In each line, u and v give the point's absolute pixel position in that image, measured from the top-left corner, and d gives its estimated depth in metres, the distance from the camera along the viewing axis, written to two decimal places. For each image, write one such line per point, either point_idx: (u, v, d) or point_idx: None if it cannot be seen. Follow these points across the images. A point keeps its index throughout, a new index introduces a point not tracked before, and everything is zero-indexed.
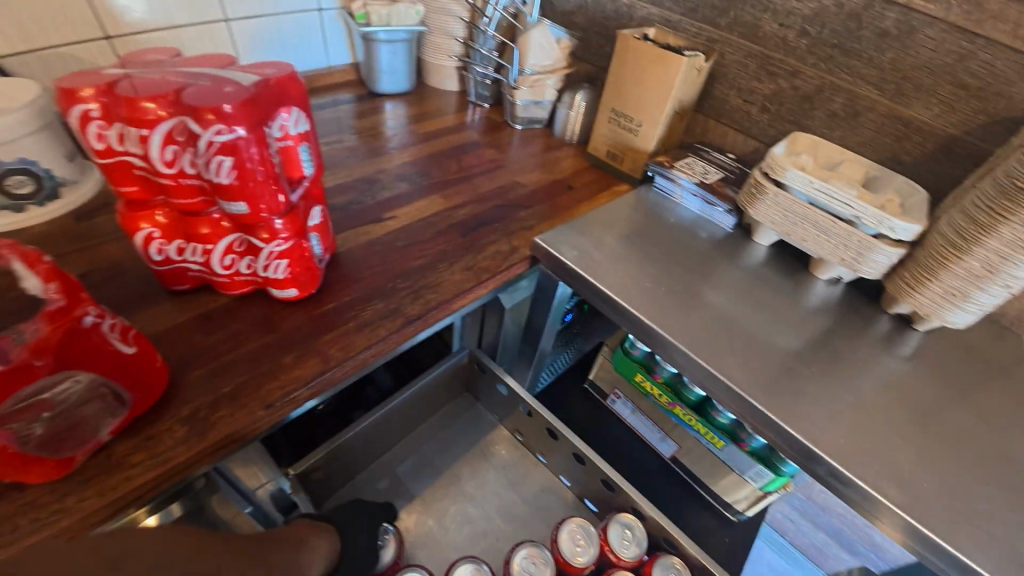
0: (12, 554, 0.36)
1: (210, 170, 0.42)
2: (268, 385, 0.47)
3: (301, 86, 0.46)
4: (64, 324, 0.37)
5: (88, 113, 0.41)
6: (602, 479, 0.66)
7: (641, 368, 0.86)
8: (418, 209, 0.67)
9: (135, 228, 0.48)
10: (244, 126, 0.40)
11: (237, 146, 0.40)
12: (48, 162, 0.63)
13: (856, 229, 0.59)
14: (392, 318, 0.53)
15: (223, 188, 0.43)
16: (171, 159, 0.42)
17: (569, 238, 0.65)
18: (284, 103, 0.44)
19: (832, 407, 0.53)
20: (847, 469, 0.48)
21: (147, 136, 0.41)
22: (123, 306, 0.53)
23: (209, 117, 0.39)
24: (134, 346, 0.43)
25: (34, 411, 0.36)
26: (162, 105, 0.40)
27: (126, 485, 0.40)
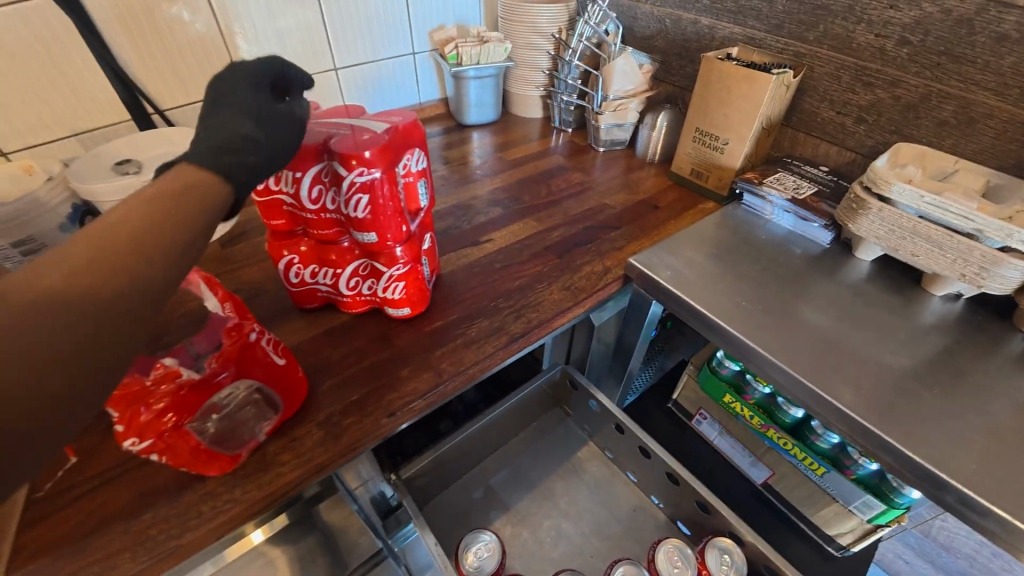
0: (196, 535, 0.43)
1: (348, 206, 0.47)
2: (389, 396, 0.51)
3: (421, 129, 0.51)
4: (238, 338, 0.44)
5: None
6: (697, 500, 0.65)
7: (730, 389, 0.84)
8: (512, 231, 0.72)
9: (279, 255, 0.55)
10: (379, 168, 0.45)
11: (372, 185, 0.45)
12: None
13: (979, 243, 0.55)
14: (498, 335, 0.56)
15: (357, 221, 0.48)
16: (315, 196, 0.48)
17: (662, 258, 0.67)
18: (409, 146, 0.49)
19: (958, 432, 0.49)
20: (980, 497, 0.44)
21: (298, 177, 0.47)
22: (266, 322, 0.60)
23: (350, 163, 0.44)
24: (284, 359, 0.49)
25: (208, 412, 0.44)
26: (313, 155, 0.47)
27: (278, 480, 0.45)
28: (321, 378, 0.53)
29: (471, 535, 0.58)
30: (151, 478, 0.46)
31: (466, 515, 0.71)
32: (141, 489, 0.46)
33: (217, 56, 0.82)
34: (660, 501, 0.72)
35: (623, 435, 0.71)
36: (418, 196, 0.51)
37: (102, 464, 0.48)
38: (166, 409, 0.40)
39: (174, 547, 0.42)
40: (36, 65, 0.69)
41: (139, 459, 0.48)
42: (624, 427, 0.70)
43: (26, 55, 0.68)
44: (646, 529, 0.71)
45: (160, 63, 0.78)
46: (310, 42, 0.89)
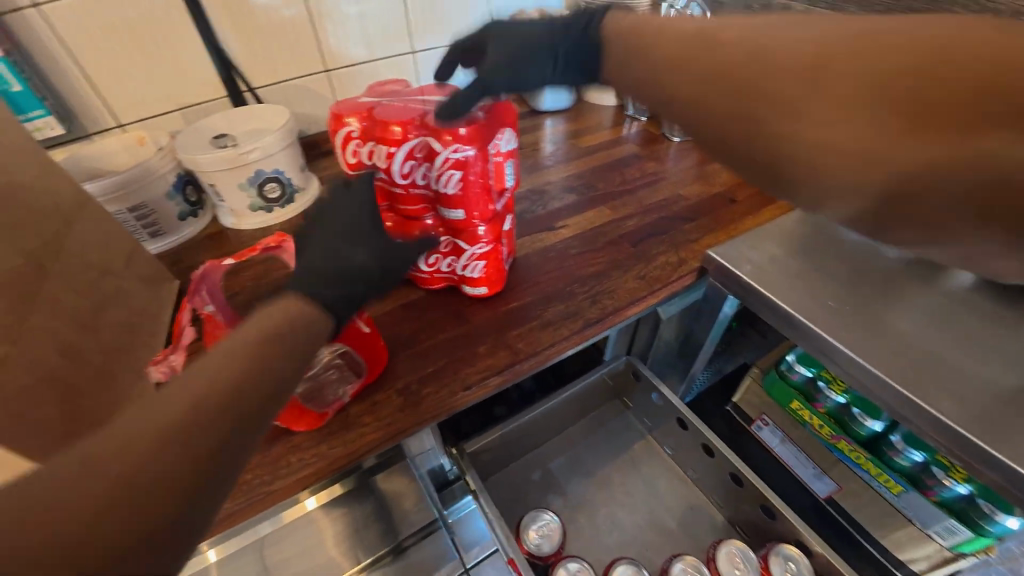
0: (288, 483, 0.45)
1: (440, 182, 0.49)
2: (466, 370, 0.52)
3: (512, 112, 0.52)
4: None
5: (350, 134, 0.50)
6: (761, 505, 0.63)
7: (799, 395, 0.80)
8: (586, 220, 0.73)
9: None
10: (473, 146, 0.46)
11: (467, 162, 0.47)
12: (290, 172, 0.78)
13: None
14: (573, 320, 0.57)
15: (447, 197, 0.49)
16: (406, 173, 0.50)
17: (743, 251, 0.65)
18: (500, 125, 0.50)
19: None
20: None
21: (392, 152, 0.48)
22: None
23: (447, 139, 0.46)
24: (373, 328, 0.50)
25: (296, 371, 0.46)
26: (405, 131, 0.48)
27: (361, 440, 0.48)
28: (400, 348, 0.55)
29: (532, 514, 0.62)
30: None
31: (523, 494, 0.73)
32: None
33: (307, 38, 0.85)
34: (719, 502, 0.70)
35: (687, 431, 0.70)
36: (505, 176, 0.52)
37: None
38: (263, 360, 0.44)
39: (267, 492, 0.45)
40: (147, 41, 0.75)
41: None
42: (686, 423, 0.69)
43: (142, 34, 0.74)
44: (703, 528, 0.70)
45: (255, 42, 0.82)
46: (392, 25, 0.91)
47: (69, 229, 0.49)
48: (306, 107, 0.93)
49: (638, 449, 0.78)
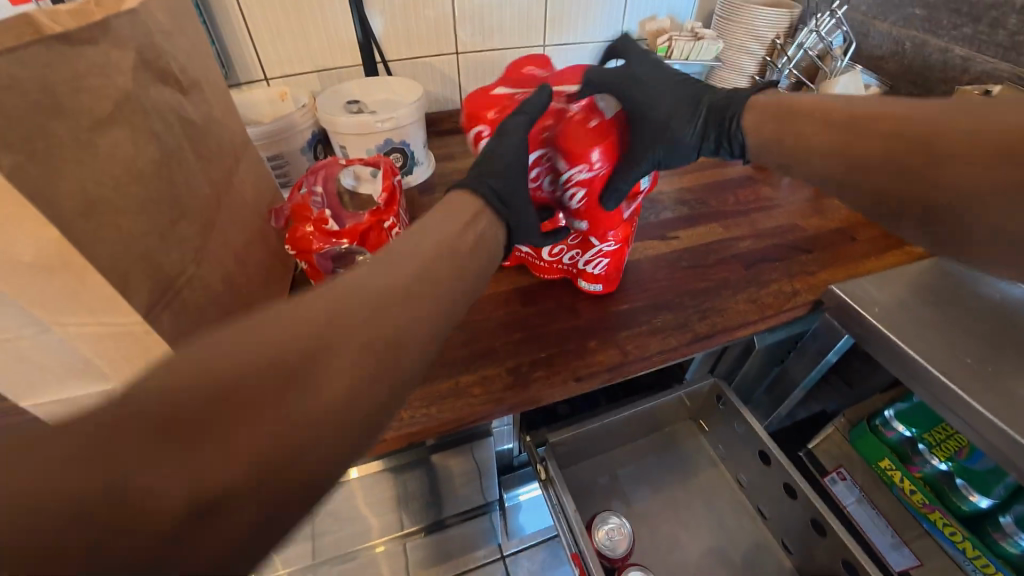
0: (397, 436, 0.47)
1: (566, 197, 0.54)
2: (576, 361, 0.53)
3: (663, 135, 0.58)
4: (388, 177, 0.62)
5: (481, 131, 0.55)
6: (843, 560, 0.59)
7: (892, 454, 0.75)
8: (696, 234, 0.73)
9: None
10: (598, 163, 0.50)
11: (591, 179, 0.51)
12: (415, 146, 0.81)
13: None
14: (682, 331, 0.57)
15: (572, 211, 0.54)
16: (534, 177, 0.55)
17: (870, 291, 0.62)
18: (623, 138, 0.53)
19: None
20: None
21: None
22: None
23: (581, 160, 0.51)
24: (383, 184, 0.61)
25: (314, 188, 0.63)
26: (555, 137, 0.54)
27: (468, 408, 0.49)
28: (510, 330, 0.57)
29: (603, 515, 0.63)
30: None
31: (586, 496, 0.73)
32: None
33: (444, 20, 0.88)
34: (790, 547, 0.67)
35: (768, 466, 0.67)
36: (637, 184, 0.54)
37: None
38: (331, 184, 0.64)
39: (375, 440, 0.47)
40: (305, 4, 0.80)
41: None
42: (769, 458, 0.66)
43: None
44: (767, 569, 0.68)
45: (396, 18, 0.86)
46: (526, 17, 0.92)
47: (237, 165, 0.54)
48: (430, 84, 0.96)
49: (709, 475, 0.76)
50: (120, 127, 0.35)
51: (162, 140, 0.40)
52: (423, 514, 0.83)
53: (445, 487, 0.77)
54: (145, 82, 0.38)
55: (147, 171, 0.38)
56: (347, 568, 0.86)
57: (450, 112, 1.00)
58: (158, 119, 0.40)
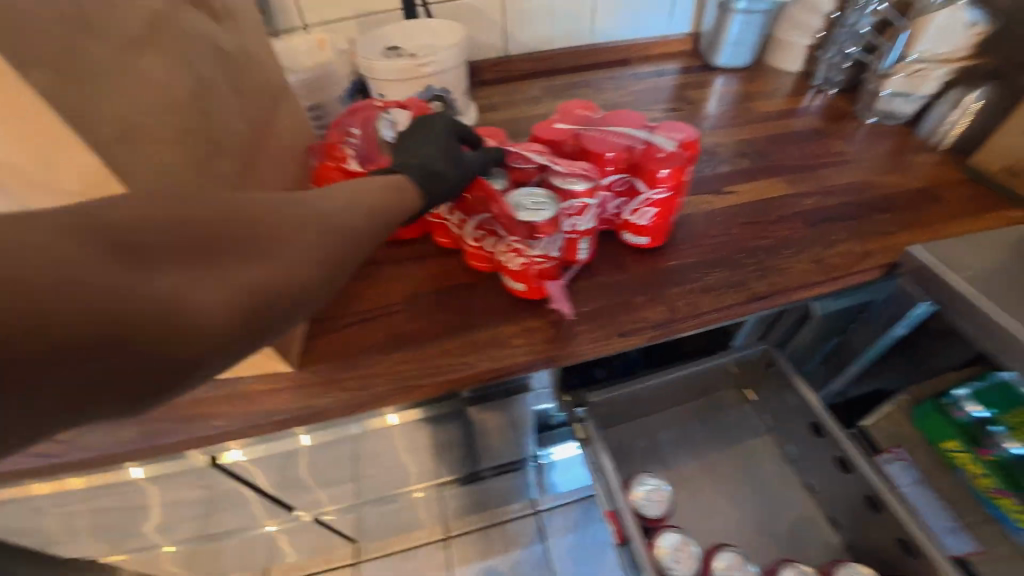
0: (438, 384, 0.48)
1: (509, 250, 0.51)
2: (624, 317, 0.51)
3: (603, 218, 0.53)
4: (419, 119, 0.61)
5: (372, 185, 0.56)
6: (900, 540, 0.55)
7: (961, 436, 0.68)
8: (757, 189, 0.67)
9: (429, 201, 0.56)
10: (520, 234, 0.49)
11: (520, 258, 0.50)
12: (456, 93, 0.77)
13: None
14: (737, 290, 0.54)
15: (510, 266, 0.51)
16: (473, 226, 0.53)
17: (958, 254, 0.55)
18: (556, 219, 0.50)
19: None
20: None
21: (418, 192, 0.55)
22: None
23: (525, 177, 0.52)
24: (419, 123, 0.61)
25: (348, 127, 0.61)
26: (568, 145, 0.54)
27: (508, 359, 0.49)
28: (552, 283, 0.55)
29: (640, 475, 0.62)
30: (398, 324, 0.52)
31: (623, 458, 0.72)
32: (390, 331, 0.52)
33: None
34: (840, 524, 0.64)
35: (820, 438, 0.63)
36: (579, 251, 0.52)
37: (360, 304, 0.55)
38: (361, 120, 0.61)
39: (419, 386, 0.48)
40: None
41: (389, 308, 0.54)
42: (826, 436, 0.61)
43: None
44: (813, 543, 0.65)
45: None
46: None
47: (274, 108, 0.52)
48: (473, 30, 0.91)
49: (755, 446, 0.73)
50: (153, 52, 0.34)
51: (197, 70, 0.39)
52: (461, 466, 0.84)
53: (481, 440, 0.78)
54: (176, 5, 0.37)
55: (183, 102, 0.37)
56: (385, 508, 0.90)
57: (493, 61, 0.95)
58: (194, 47, 0.39)
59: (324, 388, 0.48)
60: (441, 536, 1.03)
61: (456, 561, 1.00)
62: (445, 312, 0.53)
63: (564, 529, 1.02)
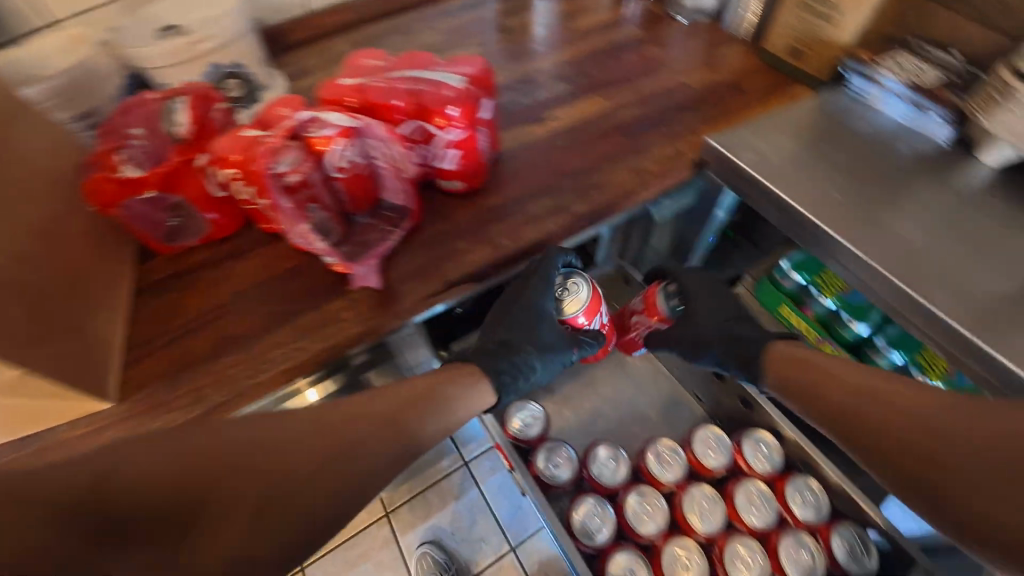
0: (271, 375, 0.49)
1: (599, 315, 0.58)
2: (446, 265, 0.53)
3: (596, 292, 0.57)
4: (206, 102, 0.55)
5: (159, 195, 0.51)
6: (741, 397, 0.65)
7: (789, 300, 0.78)
8: (577, 109, 0.66)
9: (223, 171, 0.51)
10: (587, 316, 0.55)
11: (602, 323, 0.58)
12: (254, 66, 0.71)
13: None
14: (557, 215, 0.56)
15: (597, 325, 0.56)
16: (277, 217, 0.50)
17: (746, 137, 0.58)
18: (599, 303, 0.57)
19: None
20: None
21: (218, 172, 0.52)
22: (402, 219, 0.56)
23: (323, 144, 0.50)
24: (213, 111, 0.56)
25: (122, 126, 0.52)
26: (353, 99, 0.53)
27: (339, 334, 0.51)
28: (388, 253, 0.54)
29: (517, 404, 0.66)
30: (224, 328, 0.53)
31: None
32: (224, 335, 0.52)
33: None
34: (701, 397, 0.73)
35: None
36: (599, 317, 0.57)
37: (185, 316, 0.53)
38: (137, 115, 0.53)
39: (261, 380, 0.49)
40: None
41: (216, 310, 0.54)
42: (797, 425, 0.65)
43: None
44: (685, 419, 0.73)
45: None
46: None
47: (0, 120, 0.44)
48: None
49: (626, 350, 0.79)
50: None
51: None
52: None
53: None
54: None
55: None
56: None
57: (297, 21, 0.83)
58: None
59: (154, 412, 0.47)
60: (381, 513, 1.05)
61: (399, 530, 1.04)
62: (275, 301, 0.54)
63: (493, 469, 1.09)
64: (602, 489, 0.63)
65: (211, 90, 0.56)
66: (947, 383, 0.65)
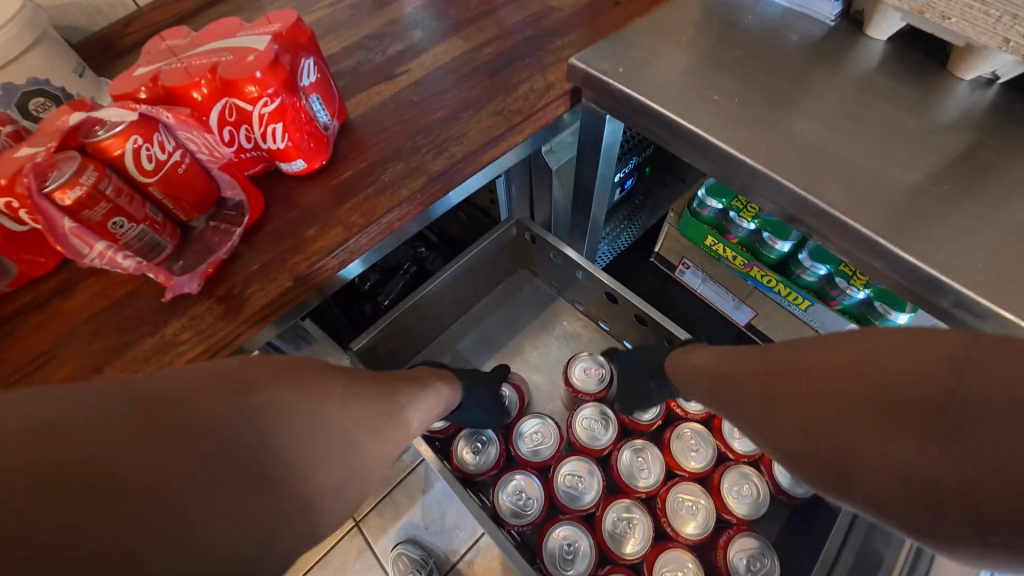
0: None
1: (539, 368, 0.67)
2: (295, 256, 0.47)
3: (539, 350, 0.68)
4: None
5: None
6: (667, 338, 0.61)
7: (712, 230, 0.74)
8: (436, 56, 0.58)
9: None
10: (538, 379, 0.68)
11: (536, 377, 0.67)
12: (61, 80, 0.56)
13: None
14: (413, 177, 0.49)
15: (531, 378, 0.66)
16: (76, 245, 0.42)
17: (617, 54, 0.52)
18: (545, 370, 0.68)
19: (947, 247, 0.39)
20: (976, 291, 0.38)
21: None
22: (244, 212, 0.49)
23: (116, 144, 0.42)
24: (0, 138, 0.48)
25: None
26: (147, 89, 0.45)
27: (180, 359, 0.44)
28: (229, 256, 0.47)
29: None
30: (47, 376, 0.45)
31: None
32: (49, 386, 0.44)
33: None
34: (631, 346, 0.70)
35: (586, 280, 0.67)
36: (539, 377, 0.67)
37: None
38: None
39: None
40: None
41: (40, 358, 0.46)
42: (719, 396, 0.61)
43: None
44: None
45: None
46: None
47: None
48: None
49: (552, 311, 0.76)
50: None
51: None
52: None
53: None
54: None
55: None
56: None
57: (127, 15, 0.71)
58: None
59: None
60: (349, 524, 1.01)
61: None
62: (106, 334, 0.46)
63: None
64: (535, 464, 0.60)
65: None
66: (870, 289, 0.62)
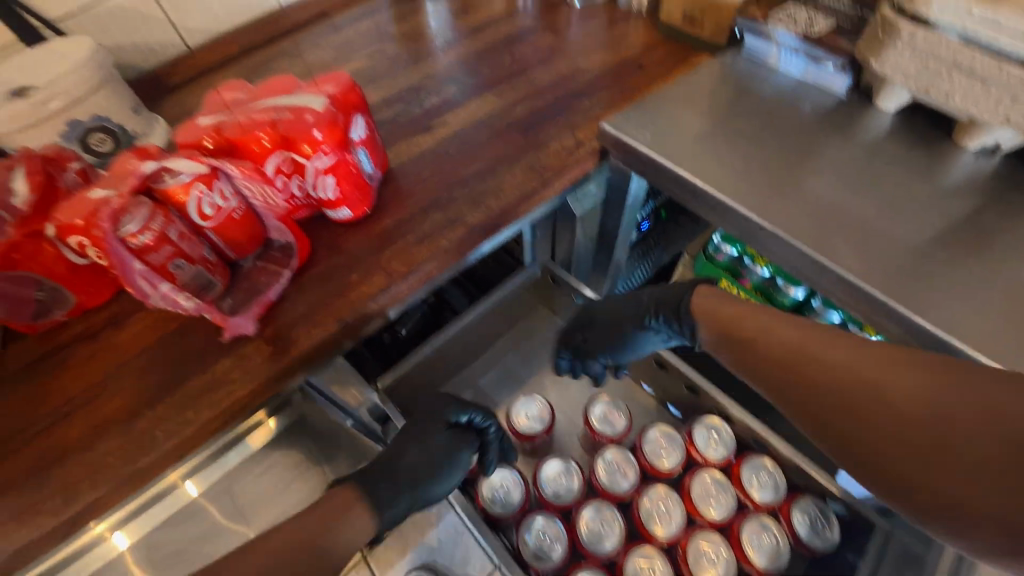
0: (156, 457, 0.44)
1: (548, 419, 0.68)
2: (339, 301, 0.50)
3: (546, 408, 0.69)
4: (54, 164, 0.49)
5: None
6: (686, 384, 0.63)
7: (727, 274, 0.76)
8: (470, 112, 0.62)
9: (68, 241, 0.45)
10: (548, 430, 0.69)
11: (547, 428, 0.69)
12: (122, 117, 0.60)
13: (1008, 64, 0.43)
14: (452, 228, 0.53)
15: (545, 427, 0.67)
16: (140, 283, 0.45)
17: (641, 117, 0.56)
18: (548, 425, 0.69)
19: (955, 309, 0.42)
20: (986, 355, 0.40)
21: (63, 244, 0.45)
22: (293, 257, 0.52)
23: (183, 194, 0.45)
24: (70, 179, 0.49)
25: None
26: (211, 141, 0.49)
27: (228, 397, 0.46)
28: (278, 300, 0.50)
29: None
30: (101, 409, 0.47)
31: None
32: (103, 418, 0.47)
33: None
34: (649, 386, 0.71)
35: None
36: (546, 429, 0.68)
37: (55, 401, 0.48)
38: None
39: (145, 464, 0.44)
40: None
41: (95, 390, 0.48)
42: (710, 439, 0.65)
43: None
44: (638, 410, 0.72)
45: None
46: None
47: None
48: None
49: None
50: None
51: None
52: None
53: None
54: None
55: None
56: None
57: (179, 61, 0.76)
58: None
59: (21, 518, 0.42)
60: None
61: None
62: (158, 370, 0.49)
63: None
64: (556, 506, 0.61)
65: (61, 150, 0.50)
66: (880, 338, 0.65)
